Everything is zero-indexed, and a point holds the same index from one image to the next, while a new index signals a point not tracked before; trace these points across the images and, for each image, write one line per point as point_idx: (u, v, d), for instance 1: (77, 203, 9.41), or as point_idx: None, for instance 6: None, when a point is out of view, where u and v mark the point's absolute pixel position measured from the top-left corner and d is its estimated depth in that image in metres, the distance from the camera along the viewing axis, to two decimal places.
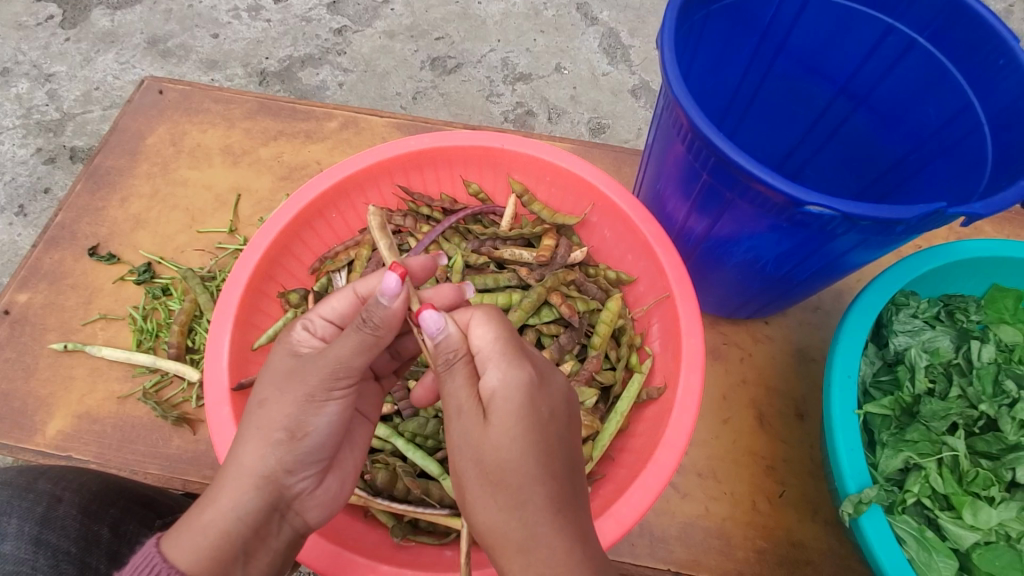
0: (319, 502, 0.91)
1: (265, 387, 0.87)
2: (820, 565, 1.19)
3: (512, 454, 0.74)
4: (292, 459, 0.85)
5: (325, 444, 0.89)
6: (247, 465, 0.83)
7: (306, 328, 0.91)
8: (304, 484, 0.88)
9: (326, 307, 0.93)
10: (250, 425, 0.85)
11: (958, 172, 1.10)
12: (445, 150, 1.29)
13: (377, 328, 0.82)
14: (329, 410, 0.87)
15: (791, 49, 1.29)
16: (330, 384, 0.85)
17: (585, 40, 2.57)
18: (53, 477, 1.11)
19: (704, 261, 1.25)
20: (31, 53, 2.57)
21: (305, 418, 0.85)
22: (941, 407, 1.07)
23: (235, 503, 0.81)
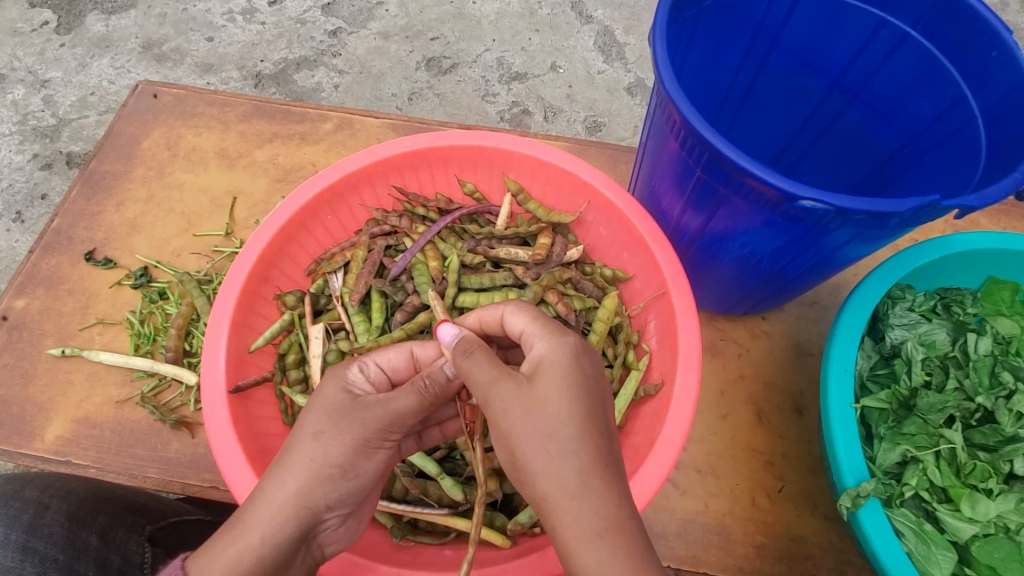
0: (341, 539, 0.91)
1: (324, 420, 0.87)
2: (820, 560, 1.19)
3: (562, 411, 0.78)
4: (333, 497, 0.85)
5: (365, 487, 0.89)
6: (287, 496, 0.83)
7: (361, 369, 0.95)
8: (334, 520, 0.88)
9: (384, 357, 0.97)
10: (301, 457, 0.85)
11: (952, 164, 1.10)
12: (440, 150, 1.29)
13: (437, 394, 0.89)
14: (377, 457, 0.89)
15: (784, 44, 1.29)
16: (385, 433, 0.89)
17: (580, 39, 2.57)
18: (39, 485, 1.13)
19: (700, 257, 1.25)
20: (26, 59, 2.57)
21: (358, 461, 0.87)
22: (937, 399, 1.07)
23: (270, 532, 0.81)
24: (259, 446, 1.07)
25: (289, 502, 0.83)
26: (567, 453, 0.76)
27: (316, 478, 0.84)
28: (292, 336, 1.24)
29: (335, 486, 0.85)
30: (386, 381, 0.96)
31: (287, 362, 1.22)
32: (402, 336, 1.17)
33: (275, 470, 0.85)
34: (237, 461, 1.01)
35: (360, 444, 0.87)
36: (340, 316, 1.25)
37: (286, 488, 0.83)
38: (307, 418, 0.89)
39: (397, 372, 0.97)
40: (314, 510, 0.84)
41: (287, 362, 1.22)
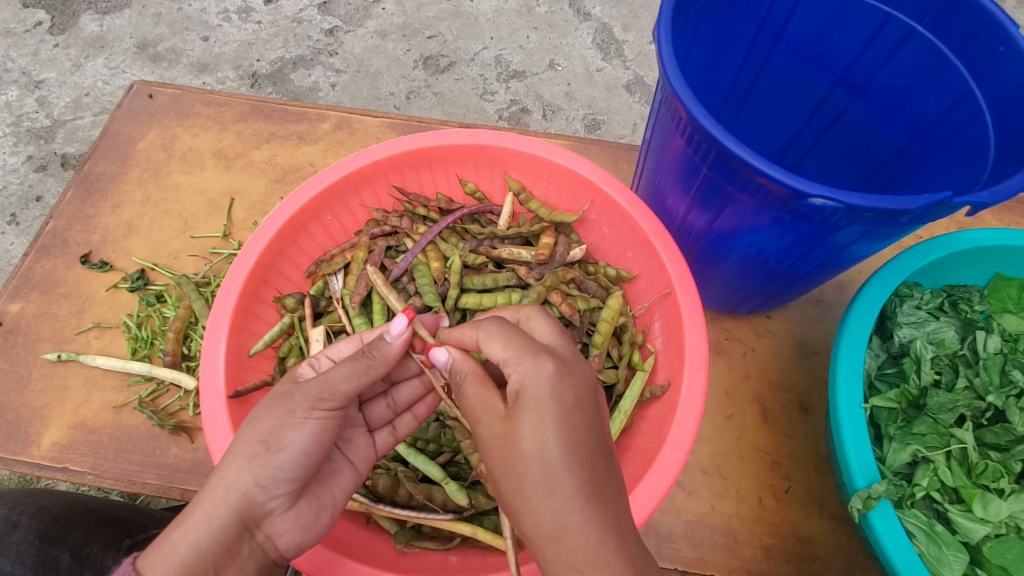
0: (289, 529, 0.87)
1: (259, 403, 0.87)
2: (828, 561, 1.18)
3: (543, 442, 0.73)
4: (262, 476, 0.83)
5: (301, 465, 0.85)
6: (221, 480, 0.82)
7: (312, 364, 0.94)
8: (275, 504, 0.85)
9: (334, 349, 0.96)
10: (232, 440, 0.84)
11: (961, 160, 1.09)
12: (441, 149, 1.27)
13: (376, 359, 0.88)
14: (308, 430, 0.84)
15: (788, 39, 1.28)
16: (313, 404, 0.84)
17: (579, 36, 2.56)
18: (10, 501, 1.12)
19: (705, 256, 1.24)
20: (20, 60, 2.54)
21: (283, 434, 0.83)
22: (948, 399, 1.06)
23: (203, 517, 0.80)
24: None
25: (223, 487, 0.82)
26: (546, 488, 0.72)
27: (245, 460, 0.82)
28: (292, 340, 1.22)
29: (264, 465, 0.83)
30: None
31: (287, 365, 1.20)
32: None
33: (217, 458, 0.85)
34: None
35: (286, 419, 0.83)
36: (341, 318, 1.23)
37: (220, 473, 0.82)
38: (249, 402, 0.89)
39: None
40: (248, 493, 0.82)
41: (288, 366, 1.20)
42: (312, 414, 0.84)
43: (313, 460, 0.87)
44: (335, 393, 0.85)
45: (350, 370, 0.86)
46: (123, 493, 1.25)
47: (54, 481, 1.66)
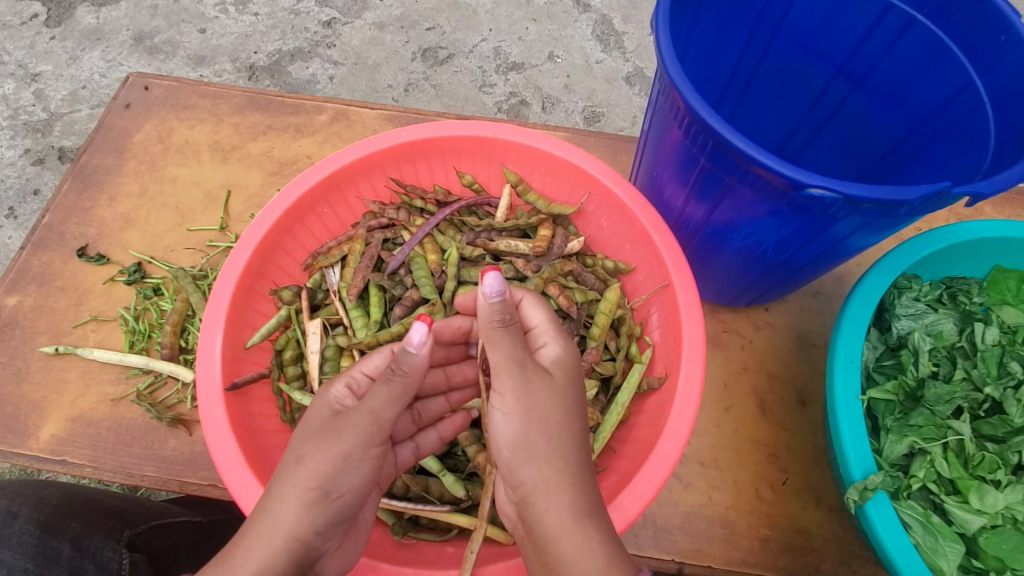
0: (337, 564, 0.88)
1: (305, 443, 0.84)
2: (825, 552, 1.18)
3: (569, 401, 0.82)
4: (324, 518, 0.82)
5: (355, 504, 0.86)
6: (280, 524, 0.79)
7: (348, 385, 0.90)
8: (330, 545, 0.85)
9: (371, 365, 0.92)
10: (285, 484, 0.81)
11: (961, 151, 1.08)
12: (437, 140, 1.26)
13: (406, 376, 0.84)
14: (362, 469, 0.85)
15: (787, 30, 1.27)
16: (366, 444, 0.85)
17: (578, 28, 2.54)
18: (10, 492, 1.13)
19: (703, 247, 1.23)
20: (17, 53, 2.52)
21: (341, 476, 0.83)
22: (945, 390, 1.06)
23: (262, 564, 0.76)
24: (257, 444, 1.06)
25: (283, 530, 0.79)
26: (556, 446, 0.79)
27: (303, 502, 0.80)
28: (289, 332, 1.22)
29: (322, 507, 0.81)
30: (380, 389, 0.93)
31: (285, 358, 1.20)
32: (401, 330, 1.15)
33: (266, 499, 0.82)
34: (235, 460, 0.99)
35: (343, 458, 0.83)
36: (338, 311, 1.23)
37: (279, 517, 0.79)
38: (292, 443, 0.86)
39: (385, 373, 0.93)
40: (308, 534, 0.80)
41: (285, 359, 1.20)
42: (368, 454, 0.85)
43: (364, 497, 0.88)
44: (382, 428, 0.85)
45: (387, 395, 0.84)
46: (121, 486, 1.25)
47: (52, 474, 1.66)
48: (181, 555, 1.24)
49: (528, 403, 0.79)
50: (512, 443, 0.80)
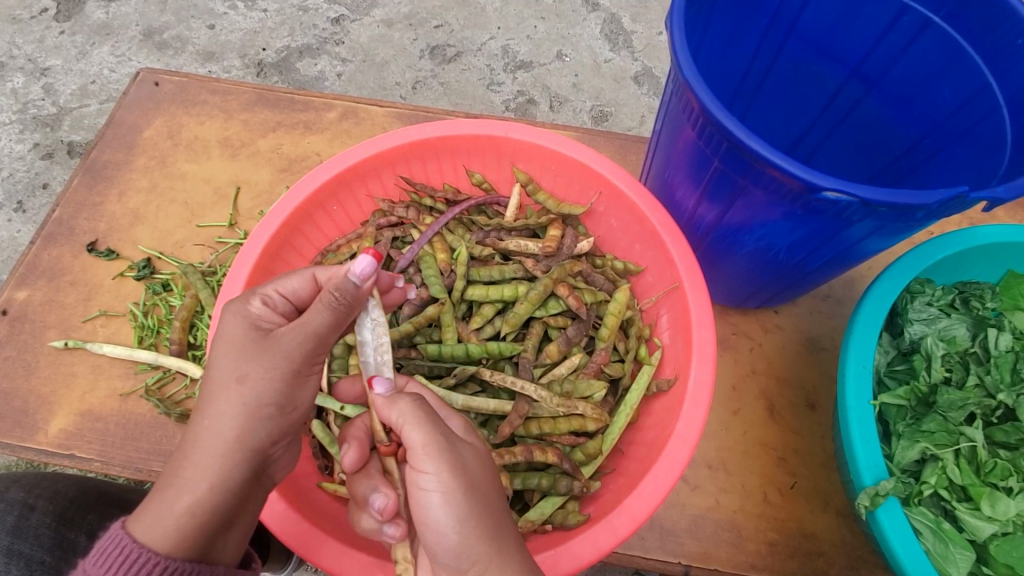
0: (286, 463, 0.93)
1: (241, 362, 0.83)
2: (833, 557, 1.17)
3: (489, 464, 0.84)
4: (274, 431, 0.84)
5: (303, 414, 0.90)
6: (226, 441, 0.80)
7: (264, 302, 0.88)
8: (281, 450, 0.88)
9: (286, 285, 0.89)
10: (227, 403, 0.81)
11: (977, 155, 1.07)
12: (446, 139, 1.26)
13: (349, 304, 0.84)
14: (310, 384, 0.89)
15: (801, 31, 1.26)
16: (312, 359, 0.86)
17: (586, 27, 2.53)
18: (28, 484, 1.14)
19: (714, 250, 1.23)
20: (26, 47, 2.53)
21: (292, 393, 0.85)
22: (958, 396, 1.05)
23: (216, 479, 0.79)
24: None
25: (230, 448, 0.81)
26: (491, 516, 0.78)
27: (252, 419, 0.82)
28: None
29: (270, 422, 0.84)
30: (294, 310, 0.91)
31: None
32: (410, 329, 1.14)
33: (203, 421, 0.82)
34: None
35: (287, 374, 0.84)
36: None
37: (221, 434, 0.81)
38: (220, 362, 0.84)
39: (302, 297, 0.90)
40: (261, 448, 0.83)
41: None
42: (312, 369, 0.88)
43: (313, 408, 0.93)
44: (323, 345, 0.87)
45: (331, 317, 0.84)
46: (131, 478, 1.26)
47: (61, 468, 1.66)
48: None
49: (463, 477, 0.78)
50: (450, 529, 0.77)
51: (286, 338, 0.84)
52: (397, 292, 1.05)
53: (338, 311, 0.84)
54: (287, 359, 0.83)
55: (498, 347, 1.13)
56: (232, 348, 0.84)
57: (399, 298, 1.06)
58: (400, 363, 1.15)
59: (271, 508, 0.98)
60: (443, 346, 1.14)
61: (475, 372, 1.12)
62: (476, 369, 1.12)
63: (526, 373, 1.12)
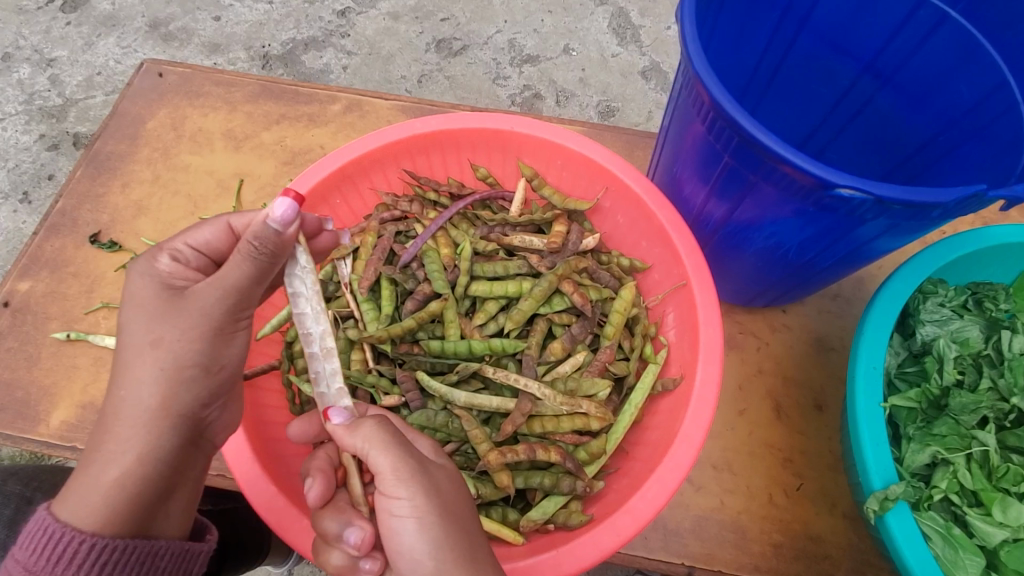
0: (225, 426, 0.90)
1: (155, 326, 0.80)
2: (839, 560, 1.16)
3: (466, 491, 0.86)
4: (203, 393, 0.82)
5: (236, 374, 0.88)
6: (146, 408, 0.78)
7: (173, 257, 0.86)
8: (215, 413, 0.86)
9: (197, 237, 0.88)
10: (144, 368, 0.79)
11: (993, 152, 1.04)
12: (450, 133, 1.24)
13: (270, 254, 0.82)
14: (239, 341, 0.86)
15: (814, 24, 1.24)
16: (236, 314, 0.84)
17: (594, 21, 2.50)
18: (25, 476, 1.14)
19: (722, 247, 1.20)
20: (32, 38, 2.52)
21: (219, 351, 0.83)
22: (970, 400, 1.03)
23: (144, 449, 0.78)
24: (264, 434, 1.05)
25: (151, 415, 0.78)
26: (469, 544, 0.78)
27: (176, 381, 0.80)
28: None
29: (197, 384, 0.81)
30: (211, 259, 0.90)
31: (294, 350, 1.16)
32: (413, 324, 1.12)
33: (120, 392, 0.79)
34: (241, 448, 0.99)
35: (208, 332, 0.81)
36: (350, 304, 1.20)
37: (141, 402, 0.78)
38: (133, 327, 0.81)
39: (215, 247, 0.90)
40: (191, 412, 0.81)
41: (294, 350, 1.17)
42: (239, 325, 0.85)
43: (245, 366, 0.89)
44: (248, 300, 0.84)
45: (250, 270, 0.82)
46: None
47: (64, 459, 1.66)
48: None
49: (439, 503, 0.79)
50: (428, 558, 0.76)
51: (202, 294, 0.81)
52: (328, 235, 1.04)
53: (260, 261, 0.82)
54: (204, 317, 0.81)
55: (501, 344, 1.12)
56: (145, 311, 0.81)
57: (330, 243, 1.05)
58: (402, 359, 1.14)
59: (270, 501, 0.97)
60: (446, 342, 1.12)
61: (478, 369, 1.11)
62: (480, 365, 1.11)
63: (529, 371, 1.11)
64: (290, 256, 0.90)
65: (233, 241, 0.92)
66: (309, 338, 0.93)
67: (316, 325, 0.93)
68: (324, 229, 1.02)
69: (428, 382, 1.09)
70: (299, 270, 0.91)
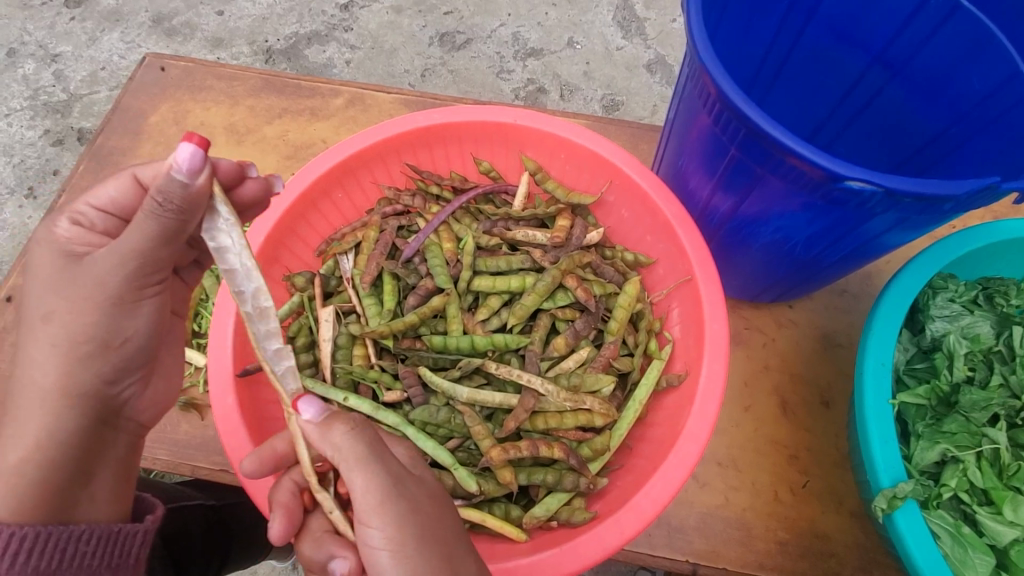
0: (148, 402, 0.91)
1: (51, 300, 0.79)
2: (846, 558, 1.15)
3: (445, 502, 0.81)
4: (105, 368, 0.82)
5: (147, 346, 0.88)
6: (46, 390, 0.78)
7: (74, 221, 0.83)
8: (131, 389, 0.88)
9: (102, 196, 0.85)
10: (45, 347, 0.79)
11: (1005, 145, 1.02)
12: (452, 126, 1.23)
13: (179, 212, 0.75)
14: (144, 309, 0.85)
15: (822, 15, 1.22)
16: (139, 282, 0.81)
17: (599, 14, 2.47)
18: None
19: (728, 242, 1.19)
20: (37, 33, 2.52)
21: (122, 324, 0.82)
22: (981, 396, 1.02)
23: (48, 433, 0.77)
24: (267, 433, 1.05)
25: (52, 395, 0.78)
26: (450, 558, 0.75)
27: (76, 358, 0.80)
28: (301, 319, 1.19)
29: (97, 360, 0.81)
30: (121, 218, 0.86)
31: (297, 345, 1.16)
32: (415, 320, 1.11)
33: (21, 373, 0.79)
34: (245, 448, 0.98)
35: (102, 302, 0.80)
36: (351, 299, 1.19)
37: (40, 385, 0.78)
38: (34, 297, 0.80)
39: (121, 205, 0.86)
40: (95, 390, 0.82)
41: (296, 346, 1.16)
42: (142, 294, 0.83)
43: (157, 337, 0.89)
44: (152, 266, 0.80)
45: (156, 233, 0.76)
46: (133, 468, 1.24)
47: None
48: (189, 542, 1.21)
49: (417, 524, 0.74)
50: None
51: (96, 262, 0.79)
52: (254, 184, 0.98)
53: (165, 219, 0.75)
54: (98, 285, 0.79)
55: (504, 339, 1.11)
56: (42, 282, 0.80)
57: (259, 194, 0.99)
58: (404, 354, 1.13)
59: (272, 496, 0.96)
60: (448, 338, 1.12)
61: (481, 364, 1.10)
62: (482, 361, 1.10)
63: (532, 367, 1.10)
64: (208, 206, 0.79)
65: (143, 196, 0.88)
66: (239, 296, 0.80)
67: (247, 283, 0.80)
68: (244, 174, 0.96)
69: (430, 377, 1.09)
70: (221, 222, 0.80)
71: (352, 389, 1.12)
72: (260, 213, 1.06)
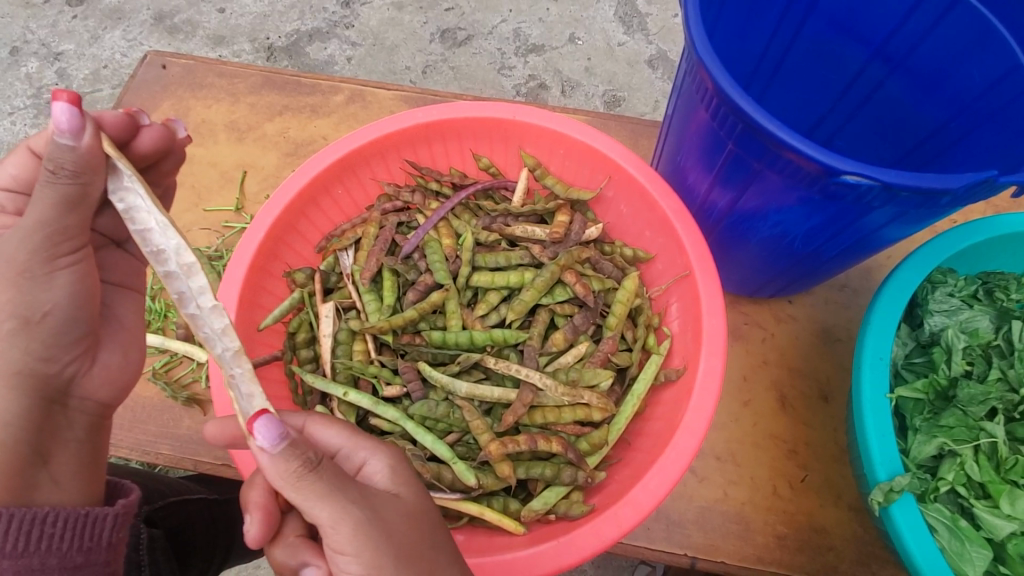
0: (100, 379, 0.84)
1: None
2: (843, 552, 1.15)
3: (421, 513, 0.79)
4: (35, 345, 0.74)
5: (75, 319, 0.78)
6: None
7: None
8: (73, 366, 0.80)
9: (5, 174, 0.85)
10: None
11: (1004, 139, 1.02)
12: (451, 122, 1.23)
13: (76, 174, 0.70)
14: (61, 279, 0.76)
15: (823, 8, 1.21)
16: (46, 250, 0.73)
17: (600, 9, 2.47)
18: None
19: (727, 237, 1.19)
20: (39, 31, 2.53)
21: (36, 296, 0.74)
22: (979, 391, 1.02)
23: None
24: None
25: None
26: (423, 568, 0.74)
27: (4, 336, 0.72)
28: (302, 315, 1.19)
29: (26, 336, 0.74)
30: (26, 192, 0.87)
31: (298, 340, 1.17)
32: (415, 315, 1.12)
33: None
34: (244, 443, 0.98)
35: (16, 276, 0.73)
36: (351, 294, 1.20)
37: None
38: None
39: (25, 180, 0.86)
40: (33, 370, 0.75)
41: (298, 341, 1.17)
42: (56, 263, 0.75)
43: (86, 305, 0.79)
44: (61, 232, 0.73)
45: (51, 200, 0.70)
46: (136, 462, 1.24)
47: None
48: (194, 534, 1.23)
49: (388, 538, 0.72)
50: None
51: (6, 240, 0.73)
52: (151, 132, 0.89)
53: (64, 186, 0.70)
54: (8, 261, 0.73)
55: (503, 334, 1.11)
56: None
57: (161, 141, 0.91)
58: (404, 350, 1.15)
59: None
60: (447, 333, 1.13)
61: (480, 359, 1.11)
62: (481, 356, 1.11)
63: (531, 362, 1.10)
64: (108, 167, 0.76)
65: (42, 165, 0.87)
66: (160, 255, 0.79)
67: (165, 240, 0.79)
68: (139, 124, 0.88)
69: (430, 373, 1.09)
70: (125, 181, 0.78)
71: (352, 384, 1.13)
72: (175, 162, 0.99)
